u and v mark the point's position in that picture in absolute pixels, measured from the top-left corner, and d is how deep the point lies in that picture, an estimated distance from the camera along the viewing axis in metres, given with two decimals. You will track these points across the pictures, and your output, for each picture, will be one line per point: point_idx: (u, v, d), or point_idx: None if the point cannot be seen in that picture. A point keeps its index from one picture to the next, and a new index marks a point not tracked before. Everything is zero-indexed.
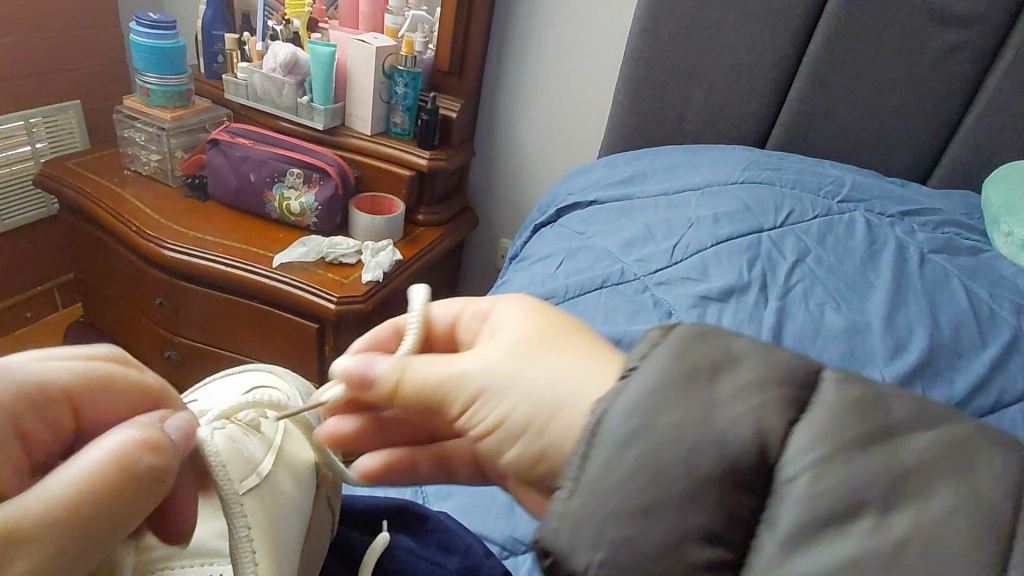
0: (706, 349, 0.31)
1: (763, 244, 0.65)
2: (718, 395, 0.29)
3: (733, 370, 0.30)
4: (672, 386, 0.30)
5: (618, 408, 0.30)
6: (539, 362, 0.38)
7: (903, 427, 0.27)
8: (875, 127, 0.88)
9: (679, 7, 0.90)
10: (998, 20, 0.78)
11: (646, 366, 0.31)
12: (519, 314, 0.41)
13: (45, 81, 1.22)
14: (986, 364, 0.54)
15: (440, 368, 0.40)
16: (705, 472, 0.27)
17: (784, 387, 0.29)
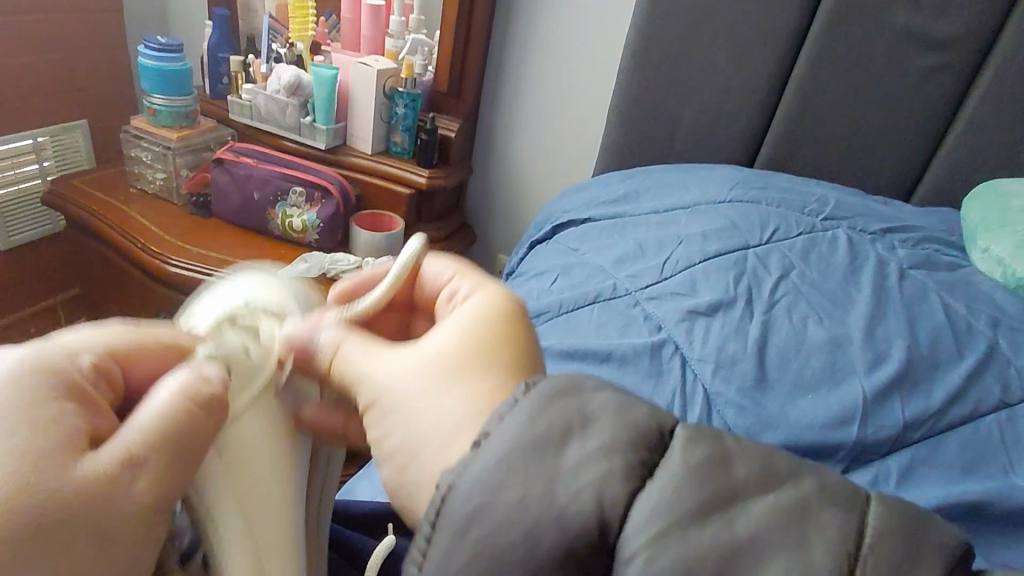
0: (564, 411, 0.30)
1: (749, 261, 0.67)
2: (565, 465, 0.29)
3: (582, 436, 0.29)
4: (528, 452, 0.29)
5: (467, 474, 0.29)
6: (459, 374, 0.36)
7: (744, 493, 0.28)
8: (858, 146, 0.91)
9: (670, 31, 0.93)
10: (976, 44, 0.81)
11: (503, 429, 0.30)
12: (478, 307, 0.41)
13: (54, 101, 1.26)
14: (960, 378, 0.56)
15: (364, 361, 0.41)
16: (549, 550, 0.27)
17: (631, 452, 0.29)
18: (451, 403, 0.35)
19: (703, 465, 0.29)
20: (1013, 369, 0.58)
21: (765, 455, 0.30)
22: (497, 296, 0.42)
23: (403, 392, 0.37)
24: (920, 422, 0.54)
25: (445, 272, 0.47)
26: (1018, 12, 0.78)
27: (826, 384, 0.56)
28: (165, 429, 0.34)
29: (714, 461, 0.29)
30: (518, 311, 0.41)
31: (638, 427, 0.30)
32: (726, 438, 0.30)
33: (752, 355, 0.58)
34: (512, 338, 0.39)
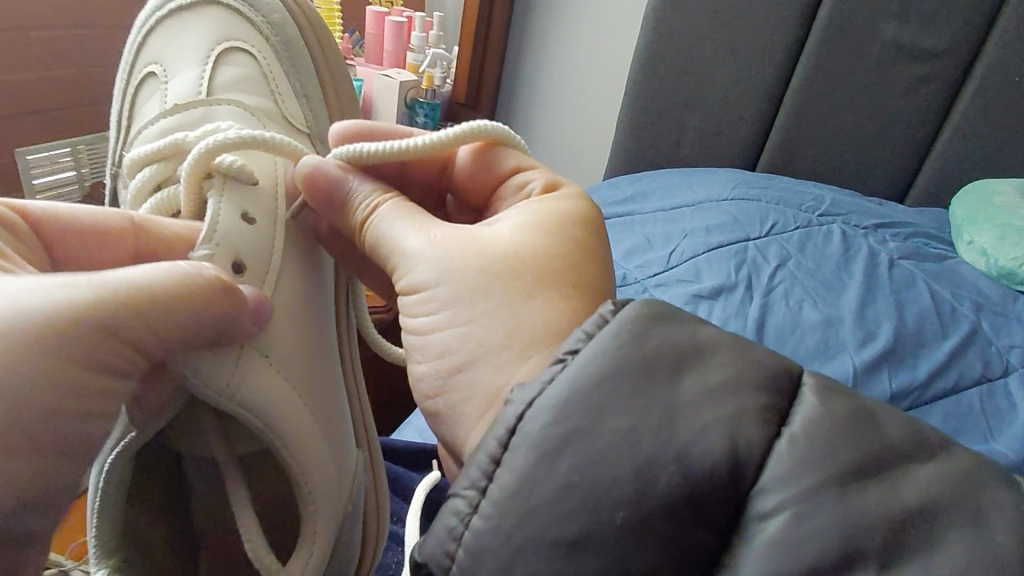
0: (671, 337, 0.28)
1: (749, 251, 0.72)
2: (681, 397, 0.27)
3: (697, 371, 0.27)
4: (636, 380, 0.27)
5: (553, 395, 0.28)
6: (525, 268, 0.37)
7: (901, 455, 0.25)
8: (854, 151, 0.97)
9: (675, 45, 0.99)
10: (961, 55, 0.87)
11: (600, 344, 0.28)
12: (551, 207, 0.41)
13: (90, 115, 1.30)
14: (945, 355, 0.61)
15: (404, 236, 0.42)
16: (664, 490, 0.25)
17: (756, 394, 0.27)
18: (525, 310, 0.35)
19: (849, 414, 0.26)
20: (994, 348, 0.63)
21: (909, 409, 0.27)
22: (573, 200, 0.42)
23: (465, 277, 0.38)
24: (906, 393, 0.59)
25: (513, 156, 0.46)
26: (999, 26, 0.84)
27: (819, 360, 0.61)
28: (122, 292, 0.35)
29: (854, 406, 0.26)
30: (594, 219, 0.41)
31: (759, 366, 0.28)
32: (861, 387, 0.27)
33: (751, 332, 0.64)
34: (579, 240, 0.39)
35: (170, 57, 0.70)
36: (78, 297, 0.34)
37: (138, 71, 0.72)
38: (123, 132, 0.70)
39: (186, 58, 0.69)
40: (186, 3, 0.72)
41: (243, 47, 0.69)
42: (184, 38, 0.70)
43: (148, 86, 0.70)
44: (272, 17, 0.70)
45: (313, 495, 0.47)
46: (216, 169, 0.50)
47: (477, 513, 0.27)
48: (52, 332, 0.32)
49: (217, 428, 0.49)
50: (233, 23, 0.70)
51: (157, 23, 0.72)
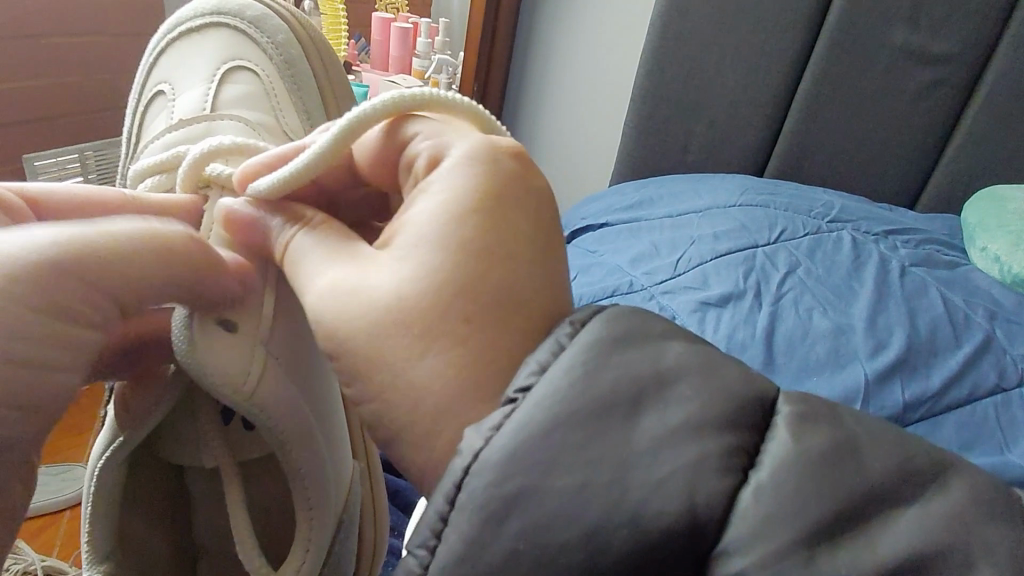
0: (633, 368, 0.25)
1: (758, 258, 0.72)
2: (639, 440, 0.23)
3: (657, 408, 0.24)
4: (586, 422, 0.23)
5: (498, 447, 0.24)
6: (422, 302, 0.29)
7: (884, 494, 0.22)
8: (862, 157, 0.96)
9: (682, 50, 0.98)
10: (973, 59, 0.86)
11: (546, 380, 0.25)
12: (441, 200, 0.31)
13: (98, 119, 1.30)
14: (959, 363, 0.60)
15: (300, 281, 0.36)
16: (619, 551, 0.22)
17: (725, 432, 0.23)
18: (417, 372, 0.29)
19: (826, 457, 0.23)
20: (1008, 357, 0.61)
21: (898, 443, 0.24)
22: (470, 170, 0.31)
23: (361, 325, 0.31)
24: (919, 403, 0.58)
25: (396, 134, 0.34)
26: (1010, 31, 0.84)
27: (831, 368, 0.60)
28: (99, 249, 0.36)
29: (831, 442, 0.23)
30: (509, 188, 0.31)
31: (733, 397, 0.24)
32: (846, 420, 0.24)
33: (760, 341, 0.63)
34: (484, 234, 0.30)
35: (179, 76, 0.70)
36: (44, 242, 0.34)
37: (148, 90, 0.72)
38: (130, 150, 0.71)
39: (194, 77, 0.69)
40: (196, 24, 0.73)
41: (249, 66, 0.69)
42: (193, 57, 0.71)
43: (157, 105, 0.71)
44: (277, 38, 0.70)
45: (310, 500, 0.48)
46: (209, 178, 0.50)
47: (428, 571, 0.24)
48: (28, 282, 0.34)
49: (220, 436, 0.50)
50: (240, 42, 0.70)
51: (168, 43, 0.73)
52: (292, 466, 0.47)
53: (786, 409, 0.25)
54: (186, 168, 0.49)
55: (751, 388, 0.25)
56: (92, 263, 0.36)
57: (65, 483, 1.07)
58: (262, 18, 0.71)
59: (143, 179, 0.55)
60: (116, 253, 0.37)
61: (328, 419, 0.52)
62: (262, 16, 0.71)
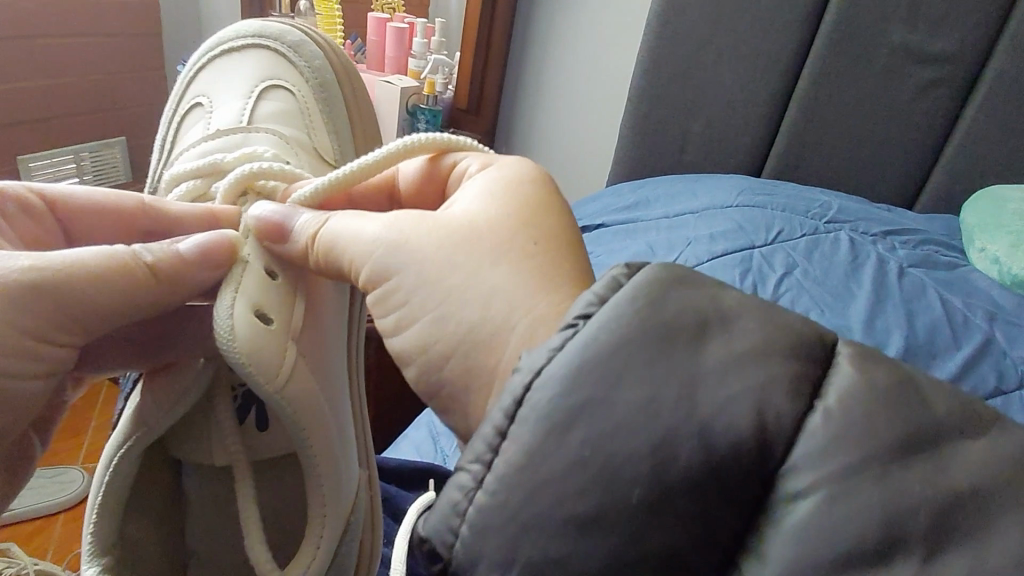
0: (689, 302, 0.26)
1: (755, 259, 0.71)
2: (704, 363, 0.24)
3: (722, 338, 0.24)
4: (652, 342, 0.25)
5: (563, 363, 0.26)
6: (474, 254, 0.35)
7: (944, 432, 0.22)
8: (860, 156, 0.95)
9: (679, 49, 0.97)
10: (972, 58, 0.85)
11: (612, 307, 0.26)
12: (491, 187, 0.38)
13: (94, 120, 1.30)
14: (959, 364, 0.60)
15: (354, 230, 0.39)
16: (678, 471, 0.23)
17: (790, 359, 0.24)
18: (488, 278, 0.34)
19: (891, 387, 0.23)
20: (1008, 359, 0.61)
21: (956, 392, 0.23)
22: (517, 172, 0.39)
23: (421, 267, 0.36)
24: None
25: (446, 156, 0.43)
26: (1010, 28, 0.83)
27: None
28: (59, 276, 0.41)
29: (904, 379, 0.23)
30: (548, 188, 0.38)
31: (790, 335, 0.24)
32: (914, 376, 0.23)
33: None
34: (533, 206, 0.36)
35: (217, 89, 0.71)
36: (17, 267, 0.40)
37: (184, 100, 0.73)
38: (160, 156, 0.72)
39: (231, 92, 0.70)
40: (235, 42, 0.73)
41: (287, 86, 0.69)
42: (230, 74, 0.71)
43: (192, 114, 0.71)
44: (316, 61, 0.70)
45: (326, 495, 0.48)
46: (255, 189, 0.51)
47: (479, 487, 0.26)
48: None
49: (238, 436, 0.50)
50: (280, 62, 0.71)
51: (207, 58, 0.74)
52: (313, 461, 0.47)
53: (847, 349, 0.24)
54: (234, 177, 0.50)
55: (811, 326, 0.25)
56: (53, 288, 0.41)
57: (60, 485, 1.06)
58: (304, 40, 0.71)
59: (178, 183, 0.57)
60: (76, 281, 0.41)
61: (343, 419, 0.52)
62: (302, 40, 0.71)
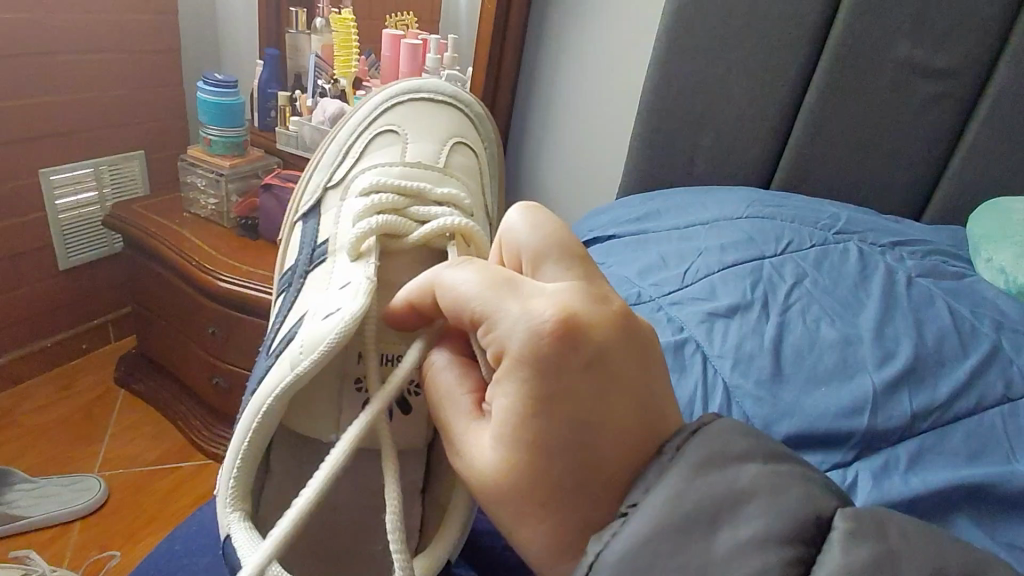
0: (713, 490, 0.33)
1: (765, 269, 0.72)
2: (714, 553, 0.31)
3: (730, 527, 0.32)
4: (679, 528, 0.32)
5: (618, 548, 0.33)
6: (520, 482, 0.39)
7: None
8: (867, 169, 0.97)
9: (688, 65, 0.99)
10: (975, 72, 0.87)
11: (649, 502, 0.34)
12: (506, 406, 0.39)
13: (114, 133, 1.33)
14: (966, 373, 0.61)
15: (455, 410, 0.44)
16: None
17: (785, 541, 0.31)
18: (547, 511, 0.38)
19: (866, 568, 0.29)
20: (1016, 367, 0.62)
21: (935, 554, 0.29)
22: (524, 365, 0.37)
23: (490, 480, 0.40)
24: (927, 413, 0.59)
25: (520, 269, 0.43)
26: (1013, 42, 0.85)
27: (838, 378, 0.61)
28: None
29: (886, 553, 0.29)
30: (557, 358, 0.37)
31: (793, 519, 0.31)
32: (891, 535, 0.30)
33: (768, 352, 0.64)
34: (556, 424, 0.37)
35: (412, 127, 0.82)
36: None
37: (376, 125, 0.82)
38: (343, 165, 0.79)
39: (427, 131, 0.81)
40: (434, 97, 0.86)
41: (466, 144, 0.83)
42: (429, 117, 0.83)
43: (383, 139, 0.81)
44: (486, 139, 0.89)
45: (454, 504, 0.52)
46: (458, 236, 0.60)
47: None
48: None
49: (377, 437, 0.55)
50: (466, 129, 0.85)
51: (409, 96, 0.85)
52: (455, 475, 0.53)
53: (841, 526, 0.31)
54: (432, 228, 0.60)
55: (809, 505, 0.32)
56: None
57: (81, 491, 1.08)
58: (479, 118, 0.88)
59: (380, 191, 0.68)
60: None
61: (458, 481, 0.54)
62: (478, 117, 0.89)
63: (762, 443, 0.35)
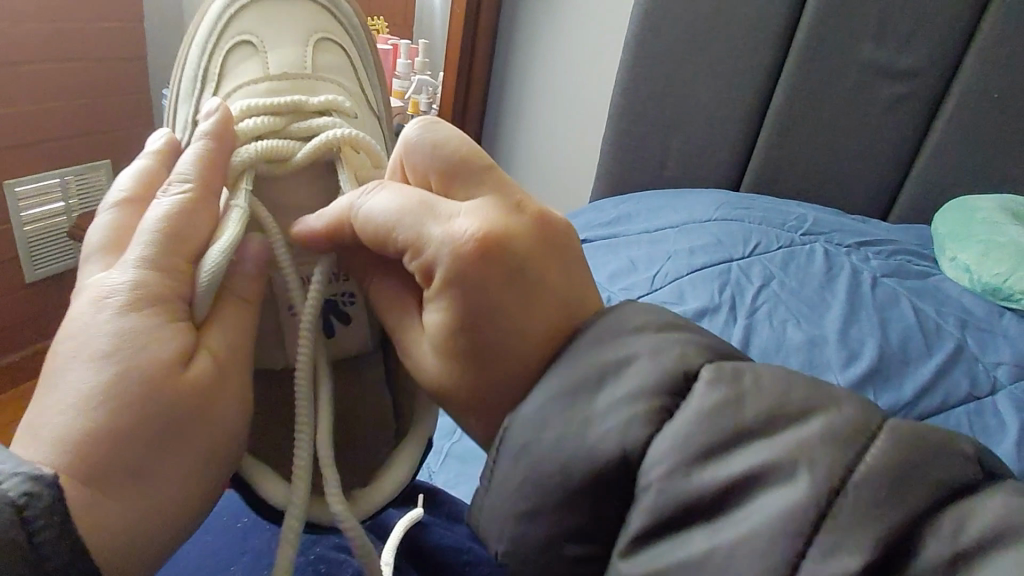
0: (593, 362, 0.32)
1: (733, 272, 0.72)
2: (593, 409, 0.31)
3: (608, 390, 0.31)
4: (562, 399, 0.32)
5: (515, 427, 0.33)
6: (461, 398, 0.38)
7: (774, 422, 0.27)
8: (835, 170, 0.98)
9: (657, 68, 1.00)
10: (939, 74, 0.89)
11: (544, 384, 0.33)
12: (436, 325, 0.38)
13: (79, 143, 1.30)
14: (931, 372, 0.61)
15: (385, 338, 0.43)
16: (578, 478, 0.30)
17: (658, 395, 0.30)
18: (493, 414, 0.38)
19: (714, 409, 0.28)
20: (979, 365, 0.63)
21: (783, 388, 0.28)
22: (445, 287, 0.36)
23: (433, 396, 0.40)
24: (893, 413, 0.59)
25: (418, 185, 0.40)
26: (976, 44, 0.86)
27: None
28: None
29: (735, 388, 0.28)
30: (482, 269, 0.35)
31: (664, 373, 0.30)
32: (748, 379, 0.29)
33: None
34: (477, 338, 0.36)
35: (269, 31, 0.64)
36: None
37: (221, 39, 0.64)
38: (201, 108, 0.61)
39: (282, 36, 0.63)
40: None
41: (335, 40, 0.67)
42: (275, 14, 0.65)
43: (238, 53, 0.63)
44: (353, 18, 0.70)
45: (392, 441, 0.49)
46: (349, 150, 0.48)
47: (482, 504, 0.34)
48: None
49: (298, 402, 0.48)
50: (324, 18, 0.67)
51: None
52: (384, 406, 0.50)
53: (706, 373, 0.30)
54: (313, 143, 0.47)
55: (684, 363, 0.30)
56: None
57: None
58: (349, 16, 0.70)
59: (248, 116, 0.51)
60: None
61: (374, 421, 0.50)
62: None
63: (658, 316, 0.34)
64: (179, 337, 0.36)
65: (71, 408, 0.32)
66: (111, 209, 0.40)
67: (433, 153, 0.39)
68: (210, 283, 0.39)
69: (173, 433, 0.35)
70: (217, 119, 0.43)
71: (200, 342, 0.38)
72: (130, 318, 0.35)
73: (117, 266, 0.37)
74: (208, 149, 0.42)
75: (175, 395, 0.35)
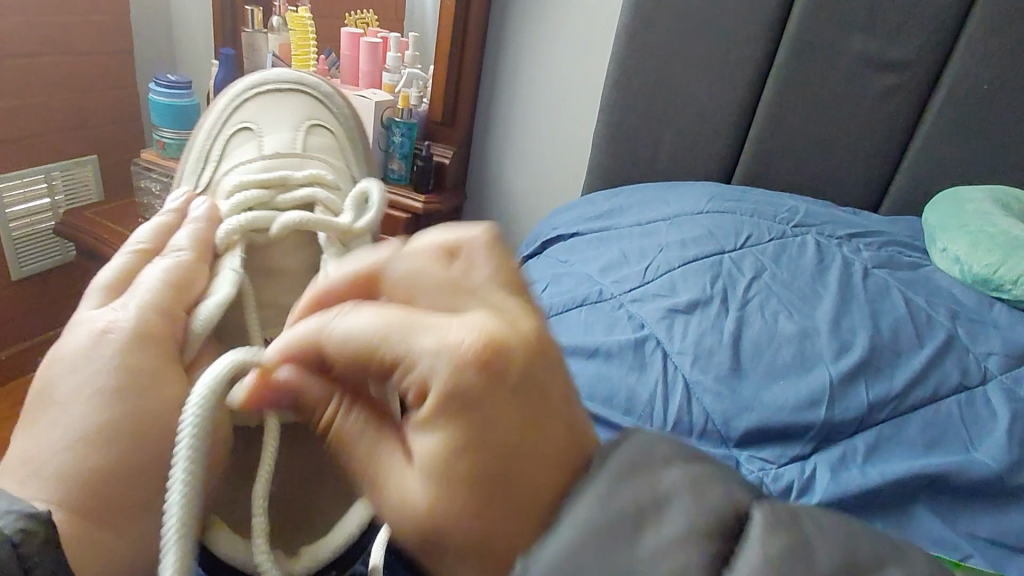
0: (638, 493, 0.30)
1: (725, 264, 0.72)
2: (638, 553, 0.29)
3: (655, 525, 0.29)
4: (604, 527, 0.30)
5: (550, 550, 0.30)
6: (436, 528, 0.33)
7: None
8: (826, 162, 0.98)
9: (649, 60, 0.99)
10: (929, 65, 0.89)
11: (569, 516, 0.30)
12: (425, 457, 0.32)
13: (66, 137, 1.28)
14: (922, 362, 0.61)
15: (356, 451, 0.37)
16: None
17: (711, 534, 0.29)
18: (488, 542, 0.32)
19: (773, 560, 0.28)
20: (970, 356, 0.63)
21: (825, 541, 0.29)
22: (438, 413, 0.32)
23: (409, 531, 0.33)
24: (884, 404, 0.59)
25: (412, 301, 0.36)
26: (965, 34, 0.86)
27: (796, 371, 0.61)
28: None
29: (787, 538, 0.29)
30: (472, 403, 0.31)
31: (714, 513, 0.30)
32: (787, 526, 0.29)
33: (727, 347, 0.63)
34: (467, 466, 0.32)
35: (265, 121, 0.77)
36: None
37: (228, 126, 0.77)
38: (202, 174, 0.74)
39: (276, 123, 0.77)
40: (279, 88, 0.81)
41: (326, 126, 0.79)
42: (274, 108, 0.78)
43: (238, 138, 0.76)
44: (339, 111, 0.83)
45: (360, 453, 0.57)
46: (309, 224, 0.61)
47: None
48: None
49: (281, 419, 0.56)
50: (314, 109, 0.80)
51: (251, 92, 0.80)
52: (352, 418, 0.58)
53: (758, 515, 0.30)
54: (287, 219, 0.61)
55: (729, 498, 0.30)
56: None
57: None
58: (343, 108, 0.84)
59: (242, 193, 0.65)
60: None
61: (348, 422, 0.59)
62: (324, 91, 0.82)
63: (680, 447, 0.33)
64: (177, 379, 0.49)
65: (69, 448, 0.43)
66: (125, 255, 0.54)
67: (414, 270, 0.37)
68: (201, 327, 0.53)
69: (156, 480, 0.46)
70: (206, 210, 0.60)
71: (191, 384, 0.51)
72: (119, 358, 0.47)
73: (115, 311, 0.49)
74: (202, 227, 0.58)
75: (150, 438, 0.46)
